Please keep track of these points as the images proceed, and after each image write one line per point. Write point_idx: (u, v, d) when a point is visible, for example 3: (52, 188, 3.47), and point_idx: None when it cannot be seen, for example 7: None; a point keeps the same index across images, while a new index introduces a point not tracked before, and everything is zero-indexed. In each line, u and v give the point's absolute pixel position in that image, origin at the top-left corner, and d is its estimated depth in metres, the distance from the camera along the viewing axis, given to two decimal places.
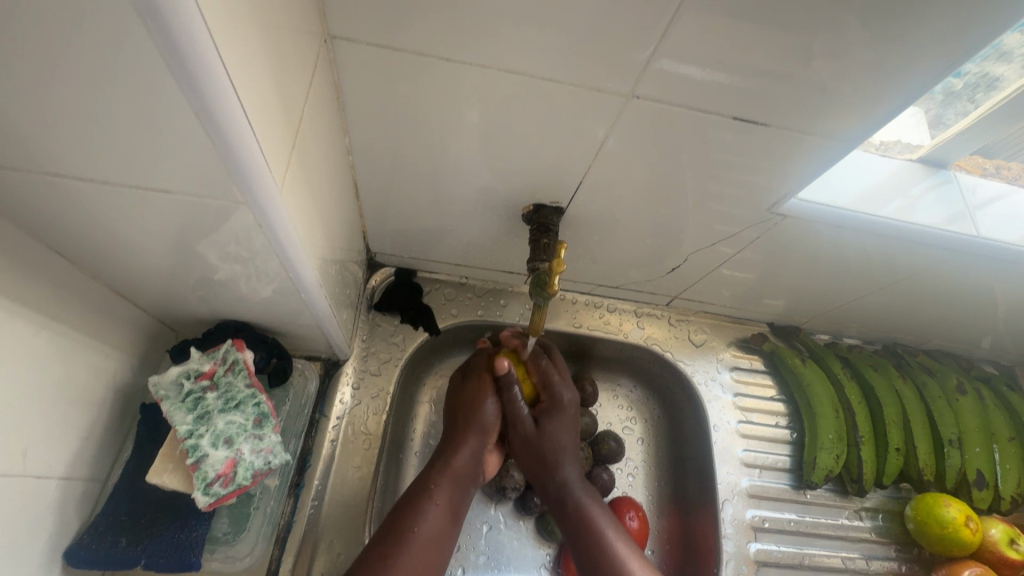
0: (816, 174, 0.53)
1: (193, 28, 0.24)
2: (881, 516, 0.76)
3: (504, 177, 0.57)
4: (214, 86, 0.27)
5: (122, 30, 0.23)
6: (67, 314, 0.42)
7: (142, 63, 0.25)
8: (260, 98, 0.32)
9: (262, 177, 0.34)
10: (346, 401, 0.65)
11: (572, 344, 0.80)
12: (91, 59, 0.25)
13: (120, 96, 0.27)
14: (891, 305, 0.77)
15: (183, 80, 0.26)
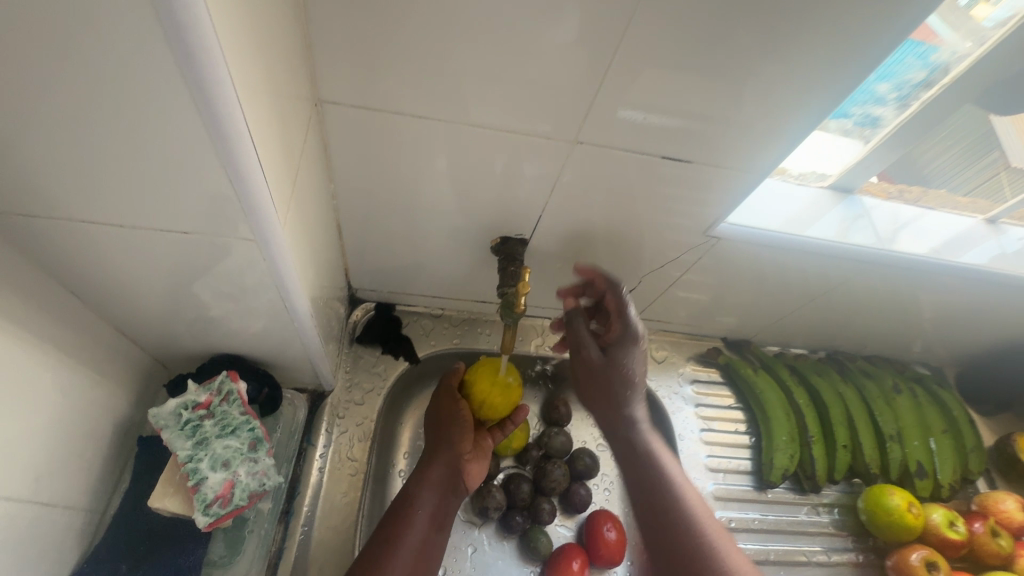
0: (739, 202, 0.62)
1: (235, 120, 0.30)
2: (837, 511, 0.81)
3: (474, 214, 0.64)
4: (247, 162, 0.33)
5: (167, 109, 0.29)
6: (76, 351, 0.45)
7: (185, 141, 0.31)
8: (274, 163, 0.38)
9: (273, 230, 0.39)
10: (332, 429, 0.69)
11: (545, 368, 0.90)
12: (139, 130, 0.30)
13: (153, 162, 0.32)
14: (826, 315, 0.85)
15: (223, 157, 0.32)
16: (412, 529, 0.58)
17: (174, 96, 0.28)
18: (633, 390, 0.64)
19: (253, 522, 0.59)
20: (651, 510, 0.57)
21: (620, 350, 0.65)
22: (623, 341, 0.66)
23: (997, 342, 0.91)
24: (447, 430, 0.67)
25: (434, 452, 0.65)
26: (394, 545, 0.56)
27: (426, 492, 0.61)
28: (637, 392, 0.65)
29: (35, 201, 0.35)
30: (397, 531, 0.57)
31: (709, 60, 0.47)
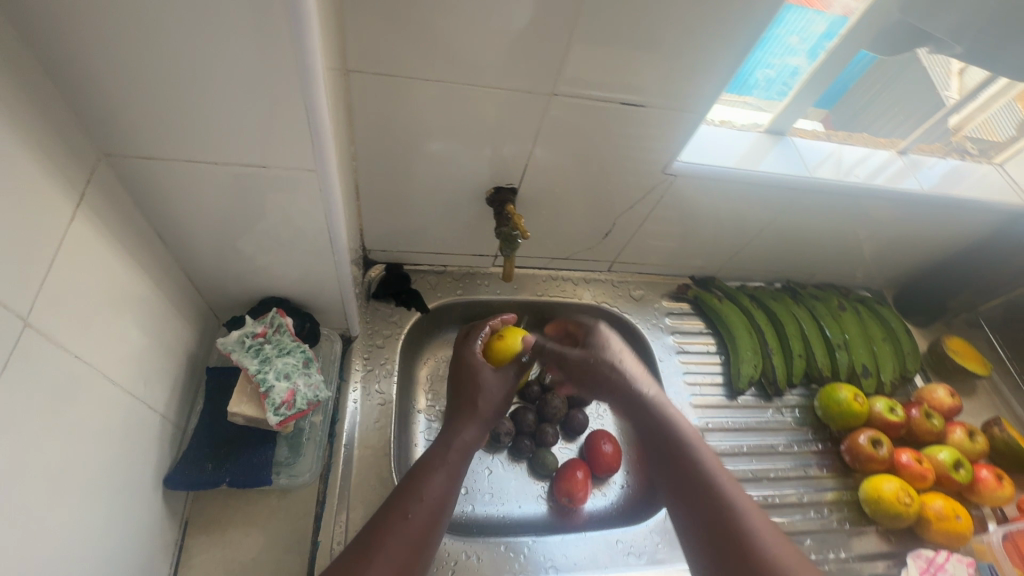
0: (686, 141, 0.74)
1: (314, 68, 0.41)
2: (799, 411, 0.94)
3: (473, 169, 0.74)
4: (318, 103, 0.44)
5: (266, 62, 0.40)
6: (161, 285, 0.55)
7: (269, 86, 0.42)
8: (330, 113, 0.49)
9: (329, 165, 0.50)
10: (360, 368, 0.79)
11: (538, 316, 0.98)
12: (242, 80, 0.41)
13: (240, 107, 0.43)
14: (775, 247, 0.99)
15: (306, 100, 0.43)
16: (435, 482, 0.58)
17: (274, 52, 0.39)
18: (642, 386, 0.68)
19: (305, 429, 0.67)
20: (686, 478, 0.58)
21: (600, 339, 0.74)
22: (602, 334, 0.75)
23: (921, 261, 1.07)
24: (483, 392, 0.70)
25: (465, 413, 0.68)
26: (417, 498, 0.56)
27: (452, 449, 0.63)
28: (644, 385, 0.68)
29: (149, 146, 0.45)
30: (423, 484, 0.58)
31: (654, 16, 0.59)
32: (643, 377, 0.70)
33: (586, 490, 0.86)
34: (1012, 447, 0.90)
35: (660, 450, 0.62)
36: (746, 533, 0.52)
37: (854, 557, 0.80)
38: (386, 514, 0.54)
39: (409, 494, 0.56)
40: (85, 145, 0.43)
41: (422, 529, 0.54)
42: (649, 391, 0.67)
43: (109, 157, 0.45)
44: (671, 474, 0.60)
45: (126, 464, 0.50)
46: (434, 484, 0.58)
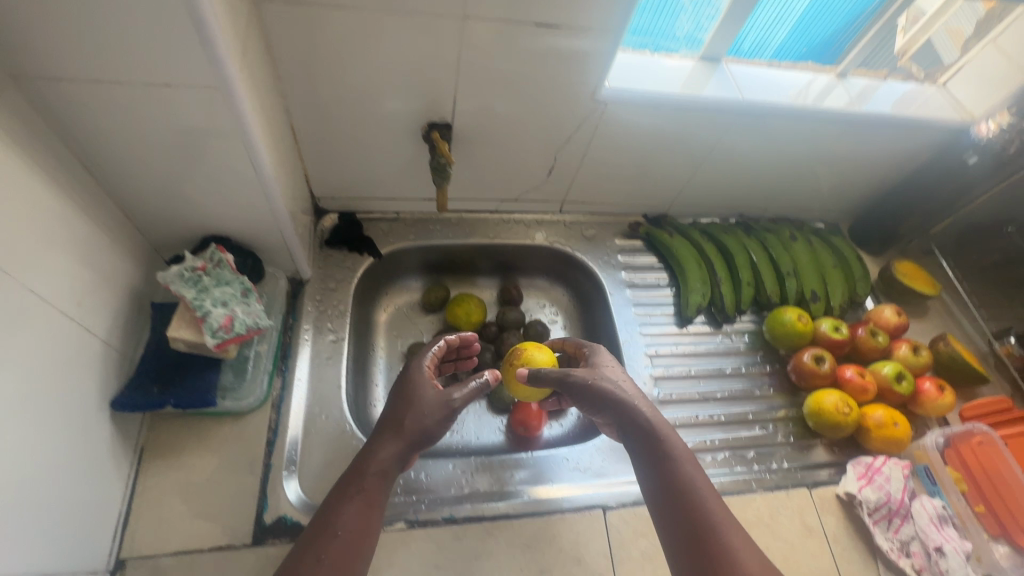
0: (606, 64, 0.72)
1: None
2: (748, 336, 0.97)
3: (405, 106, 0.75)
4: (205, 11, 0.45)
5: None
6: (94, 216, 0.57)
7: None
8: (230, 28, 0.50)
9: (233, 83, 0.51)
10: (313, 309, 0.82)
11: (499, 262, 1.03)
12: None
13: (129, 20, 0.44)
14: (721, 179, 1.01)
15: (193, 8, 0.44)
16: (348, 514, 0.57)
17: None
18: (634, 401, 0.63)
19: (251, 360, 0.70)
20: (675, 505, 0.56)
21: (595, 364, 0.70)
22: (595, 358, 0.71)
23: (870, 188, 1.08)
24: (409, 413, 0.65)
25: (384, 436, 0.63)
26: (329, 531, 0.55)
27: (370, 477, 0.60)
28: (640, 402, 0.63)
29: (53, 65, 0.46)
30: (337, 514, 0.57)
31: None
32: (633, 389, 0.64)
33: (541, 419, 0.89)
34: (956, 359, 0.92)
35: (650, 465, 0.59)
36: (715, 536, 0.54)
37: (794, 466, 0.83)
38: (303, 545, 0.54)
39: (324, 528, 0.55)
40: None
41: (342, 558, 0.54)
42: (642, 407, 0.62)
43: (18, 80, 0.47)
44: (666, 492, 0.57)
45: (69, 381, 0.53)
46: (348, 512, 0.57)
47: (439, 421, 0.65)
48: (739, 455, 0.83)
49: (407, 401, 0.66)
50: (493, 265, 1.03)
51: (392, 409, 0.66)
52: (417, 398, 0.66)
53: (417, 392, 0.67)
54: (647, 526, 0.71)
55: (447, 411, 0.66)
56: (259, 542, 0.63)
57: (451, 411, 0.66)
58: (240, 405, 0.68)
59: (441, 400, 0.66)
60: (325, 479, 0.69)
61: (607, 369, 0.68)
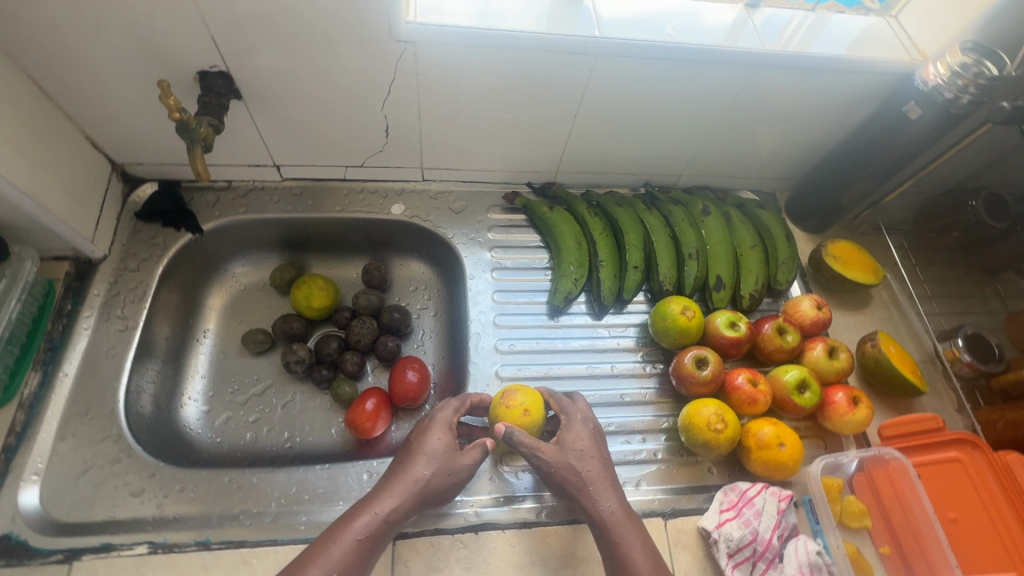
0: None
1: None
2: (634, 331, 0.82)
3: (162, 51, 0.61)
4: None
5: None
6: None
7: None
8: None
9: None
10: (100, 294, 0.72)
11: (365, 237, 0.90)
12: None
13: None
14: (613, 141, 0.84)
15: None
16: (326, 562, 0.50)
17: None
18: (595, 494, 0.58)
19: None
20: None
21: (569, 428, 0.63)
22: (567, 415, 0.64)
23: (807, 150, 0.89)
24: (419, 458, 0.59)
25: (388, 484, 0.57)
26: None
27: (358, 527, 0.53)
28: (603, 496, 0.58)
29: None
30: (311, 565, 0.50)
31: None
32: (599, 475, 0.59)
33: (376, 421, 0.77)
34: (882, 364, 0.75)
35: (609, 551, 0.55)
36: None
37: (655, 490, 0.69)
38: None
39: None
40: None
41: None
42: (609, 497, 0.58)
43: None
44: None
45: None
46: (325, 561, 0.50)
47: (447, 476, 0.59)
48: None
49: (419, 447, 0.60)
50: (361, 242, 0.91)
51: (405, 455, 0.60)
52: (430, 443, 0.60)
53: (438, 435, 0.61)
54: (444, 559, 0.60)
55: (456, 466, 0.59)
56: None
57: (461, 466, 0.60)
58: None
59: (450, 454, 0.60)
60: (69, 492, 0.60)
61: (584, 437, 0.62)
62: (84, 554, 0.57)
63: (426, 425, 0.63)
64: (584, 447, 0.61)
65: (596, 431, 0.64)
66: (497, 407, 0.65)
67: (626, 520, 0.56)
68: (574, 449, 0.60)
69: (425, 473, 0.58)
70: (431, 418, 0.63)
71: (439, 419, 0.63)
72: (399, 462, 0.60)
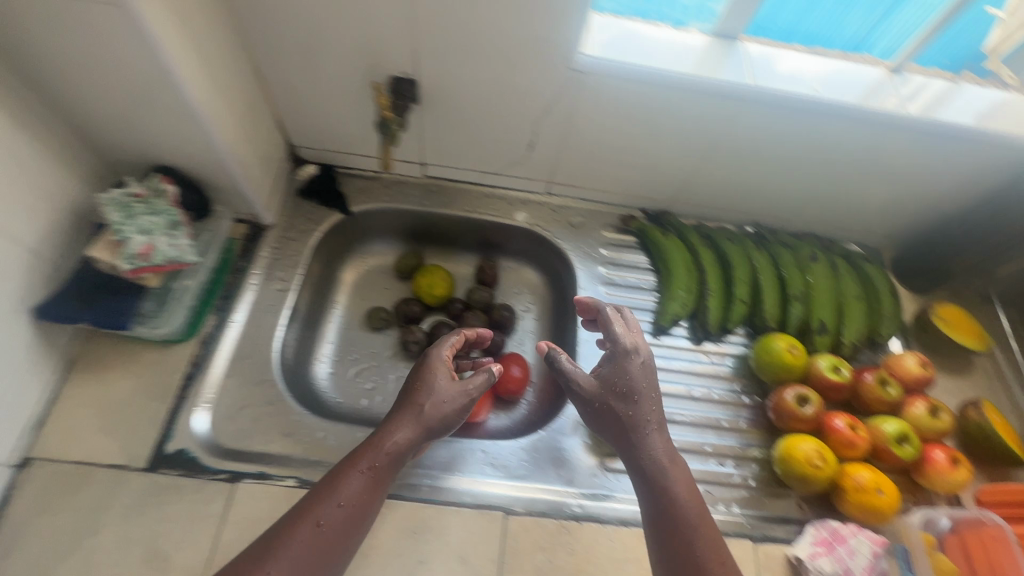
0: (582, 30, 0.65)
1: None
2: (732, 361, 0.85)
3: (367, 57, 0.71)
4: None
5: None
6: (33, 132, 0.59)
7: None
8: None
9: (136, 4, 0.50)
10: (267, 256, 0.82)
11: (485, 238, 0.97)
12: None
13: None
14: (735, 179, 0.88)
15: None
16: (341, 495, 0.55)
17: None
18: (643, 436, 0.61)
19: (177, 291, 0.71)
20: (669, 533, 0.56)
21: (621, 367, 0.63)
22: (620, 351, 0.63)
23: (925, 211, 0.90)
24: (421, 399, 0.61)
25: (395, 421, 0.60)
26: (318, 511, 0.53)
27: (368, 460, 0.57)
28: (652, 438, 0.61)
29: None
30: (328, 496, 0.54)
31: None
32: (655, 418, 0.62)
33: (482, 406, 0.83)
34: (985, 431, 0.76)
35: (650, 487, 0.59)
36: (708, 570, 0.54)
37: (745, 514, 0.72)
38: (285, 524, 0.52)
39: (311, 510, 0.53)
40: None
41: (327, 544, 0.53)
42: (652, 443, 0.61)
43: None
44: (659, 518, 0.57)
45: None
46: (343, 493, 0.55)
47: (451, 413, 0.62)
48: None
49: (426, 385, 0.62)
50: (479, 242, 0.99)
51: (411, 391, 0.62)
52: (438, 380, 0.62)
53: (444, 375, 0.63)
54: (548, 541, 0.65)
55: (457, 404, 0.62)
56: (153, 469, 0.64)
57: (463, 402, 0.62)
58: (154, 333, 0.68)
59: (455, 392, 0.62)
60: (232, 422, 0.69)
61: (638, 372, 0.62)
62: (245, 478, 0.65)
63: (424, 364, 0.64)
64: (635, 388, 0.62)
65: (647, 368, 0.64)
66: None
67: (664, 457, 0.61)
68: (623, 386, 0.62)
69: (429, 408, 0.61)
70: (435, 361, 0.64)
71: (444, 364, 0.64)
72: (404, 401, 0.62)
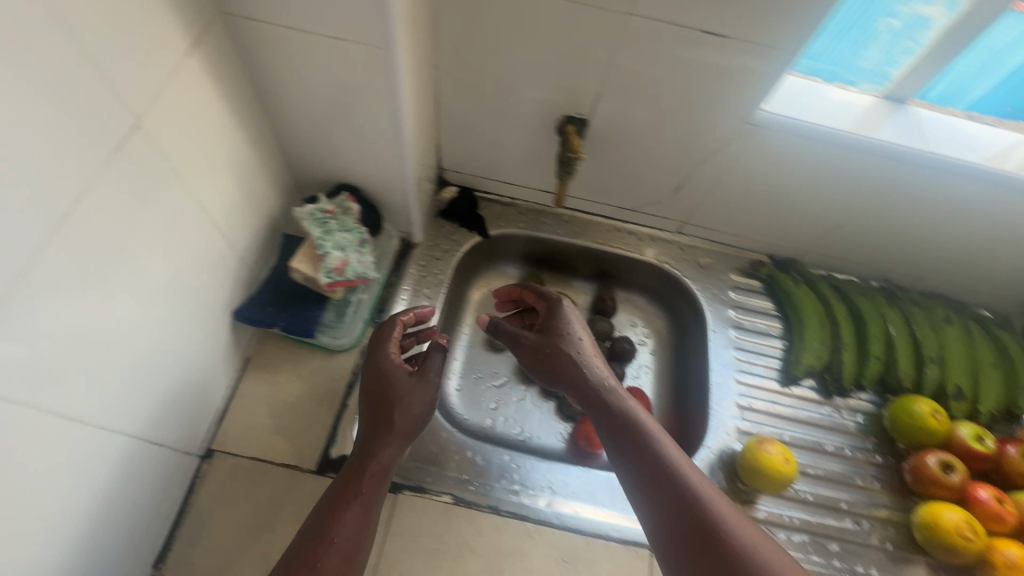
0: (771, 88, 0.67)
1: None
2: (862, 417, 0.85)
3: (547, 95, 0.74)
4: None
5: None
6: (256, 149, 0.64)
7: None
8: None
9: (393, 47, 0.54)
10: (415, 273, 0.86)
11: (606, 268, 0.98)
12: None
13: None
14: (874, 236, 0.88)
15: None
16: (346, 522, 0.54)
17: None
18: (632, 411, 0.59)
19: (354, 303, 0.78)
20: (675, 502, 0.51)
21: (556, 313, 0.68)
22: (568, 307, 0.69)
23: None
24: (389, 410, 0.61)
25: (376, 438, 0.60)
26: (331, 539, 0.52)
27: (368, 481, 0.58)
28: (640, 413, 0.59)
29: (254, 10, 0.51)
30: (333, 523, 0.54)
31: None
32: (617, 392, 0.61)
33: None
34: None
35: (647, 461, 0.55)
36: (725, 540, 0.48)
37: None
38: (301, 557, 0.51)
39: (320, 538, 0.52)
40: (209, 2, 0.50)
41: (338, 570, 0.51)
42: (622, 403, 0.60)
43: (226, 16, 0.52)
44: (659, 488, 0.53)
45: (203, 286, 0.60)
46: (346, 521, 0.54)
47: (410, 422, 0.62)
48: (820, 546, 0.73)
49: (397, 393, 0.62)
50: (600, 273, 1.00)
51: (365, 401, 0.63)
52: (402, 384, 0.63)
53: (405, 377, 0.64)
54: None
55: (413, 414, 0.62)
56: (322, 472, 0.67)
57: (419, 412, 0.63)
58: (335, 342, 0.74)
59: (405, 390, 0.63)
60: None
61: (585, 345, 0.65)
62: (405, 490, 0.68)
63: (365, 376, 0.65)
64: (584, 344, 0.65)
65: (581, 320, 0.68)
66: (758, 453, 0.73)
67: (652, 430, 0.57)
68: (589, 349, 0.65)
69: (400, 416, 0.61)
70: (387, 363, 0.64)
71: (398, 366, 0.64)
72: (370, 417, 0.62)
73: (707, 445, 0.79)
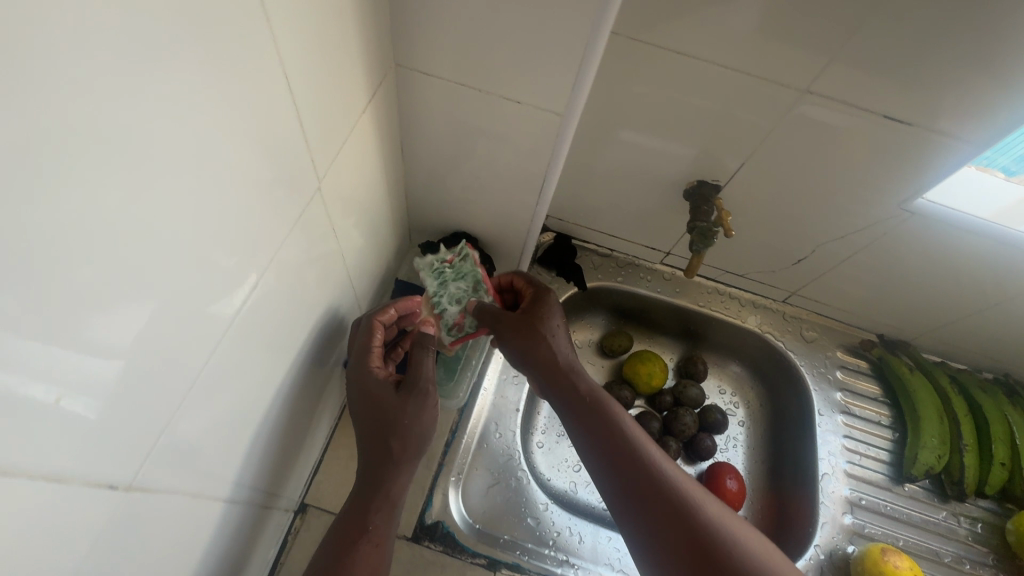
0: (938, 178, 0.62)
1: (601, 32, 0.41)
2: (981, 526, 0.79)
3: (682, 159, 0.70)
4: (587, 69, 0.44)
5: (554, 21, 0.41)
6: (389, 195, 0.61)
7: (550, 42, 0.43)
8: None
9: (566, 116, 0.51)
10: None
11: (700, 329, 0.93)
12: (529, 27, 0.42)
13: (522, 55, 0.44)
14: (1004, 333, 0.82)
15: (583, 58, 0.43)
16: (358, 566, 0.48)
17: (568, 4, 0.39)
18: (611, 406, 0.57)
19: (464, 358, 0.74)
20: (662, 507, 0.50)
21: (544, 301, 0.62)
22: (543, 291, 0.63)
23: None
24: (383, 431, 0.53)
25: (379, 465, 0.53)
26: None
27: (374, 515, 0.51)
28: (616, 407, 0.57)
29: (430, 66, 0.48)
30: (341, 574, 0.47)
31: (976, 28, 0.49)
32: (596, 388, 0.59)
33: None
34: None
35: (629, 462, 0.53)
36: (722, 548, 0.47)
37: None
38: None
39: None
40: (388, 54, 0.48)
41: None
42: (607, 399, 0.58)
43: (398, 68, 0.49)
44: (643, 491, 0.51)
45: (327, 339, 0.57)
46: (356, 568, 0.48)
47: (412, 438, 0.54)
48: None
49: (385, 408, 0.54)
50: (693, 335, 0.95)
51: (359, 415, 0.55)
52: (391, 398, 0.54)
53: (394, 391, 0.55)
54: None
55: (411, 429, 0.53)
56: (417, 540, 0.63)
57: (426, 422, 0.54)
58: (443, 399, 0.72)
59: (398, 404, 0.54)
60: (485, 500, 0.69)
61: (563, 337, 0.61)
62: (500, 567, 0.63)
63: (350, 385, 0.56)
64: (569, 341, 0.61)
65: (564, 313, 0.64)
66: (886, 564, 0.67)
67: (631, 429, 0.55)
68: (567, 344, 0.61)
69: (396, 437, 0.53)
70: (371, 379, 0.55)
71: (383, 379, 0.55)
72: (366, 440, 0.54)
73: (815, 542, 0.74)
